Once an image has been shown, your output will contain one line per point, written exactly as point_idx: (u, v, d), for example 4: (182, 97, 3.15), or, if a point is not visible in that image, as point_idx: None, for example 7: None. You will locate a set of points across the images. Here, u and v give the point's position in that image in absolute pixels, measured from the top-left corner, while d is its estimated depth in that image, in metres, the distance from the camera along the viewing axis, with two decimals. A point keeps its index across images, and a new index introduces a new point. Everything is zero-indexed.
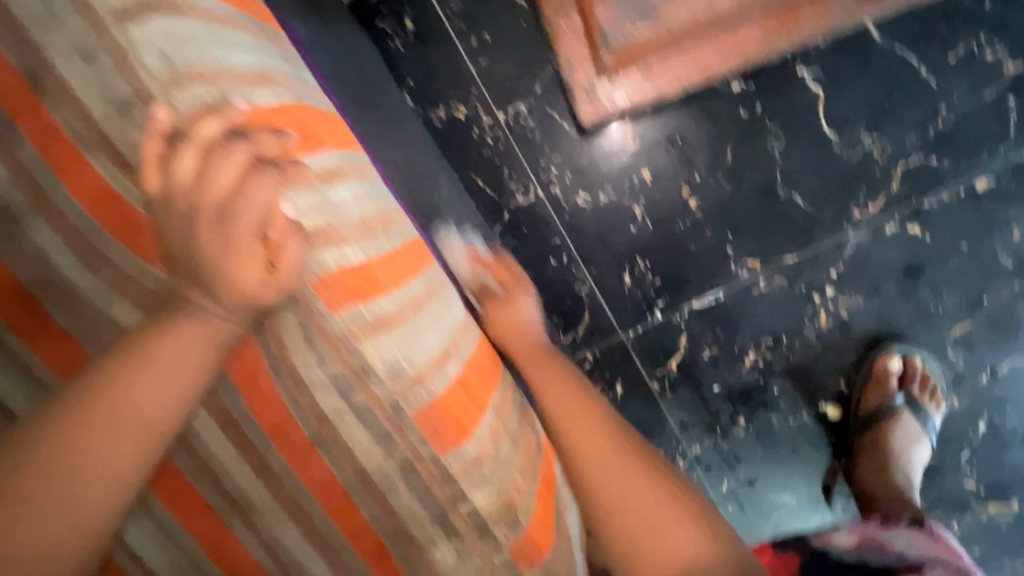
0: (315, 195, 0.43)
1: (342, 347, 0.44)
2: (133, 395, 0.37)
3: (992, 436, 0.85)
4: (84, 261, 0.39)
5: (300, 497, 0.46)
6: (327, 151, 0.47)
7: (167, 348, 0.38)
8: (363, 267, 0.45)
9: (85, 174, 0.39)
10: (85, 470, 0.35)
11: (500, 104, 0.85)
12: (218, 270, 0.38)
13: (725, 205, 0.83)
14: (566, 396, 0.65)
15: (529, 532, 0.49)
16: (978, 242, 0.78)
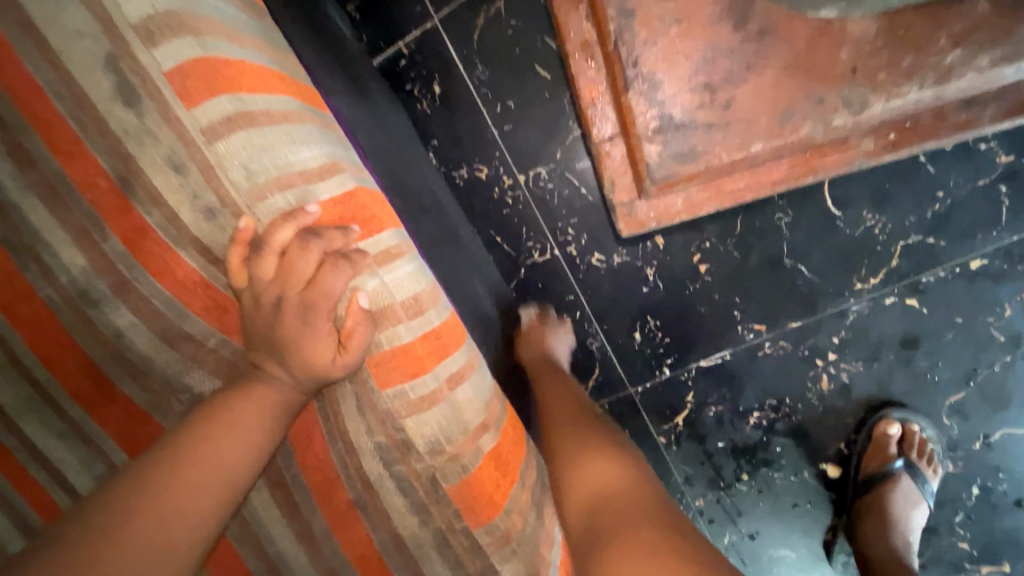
0: (374, 278, 0.47)
1: (387, 421, 0.47)
2: (222, 444, 0.43)
3: (986, 501, 0.88)
4: (164, 340, 0.46)
5: (340, 564, 0.49)
6: (387, 232, 0.49)
7: (248, 407, 0.45)
8: (411, 347, 0.47)
9: (173, 267, 0.45)
10: (175, 518, 0.39)
11: (521, 167, 0.89)
12: (297, 350, 0.45)
13: (734, 272, 0.87)
14: (562, 403, 0.65)
15: None
16: (972, 316, 0.81)
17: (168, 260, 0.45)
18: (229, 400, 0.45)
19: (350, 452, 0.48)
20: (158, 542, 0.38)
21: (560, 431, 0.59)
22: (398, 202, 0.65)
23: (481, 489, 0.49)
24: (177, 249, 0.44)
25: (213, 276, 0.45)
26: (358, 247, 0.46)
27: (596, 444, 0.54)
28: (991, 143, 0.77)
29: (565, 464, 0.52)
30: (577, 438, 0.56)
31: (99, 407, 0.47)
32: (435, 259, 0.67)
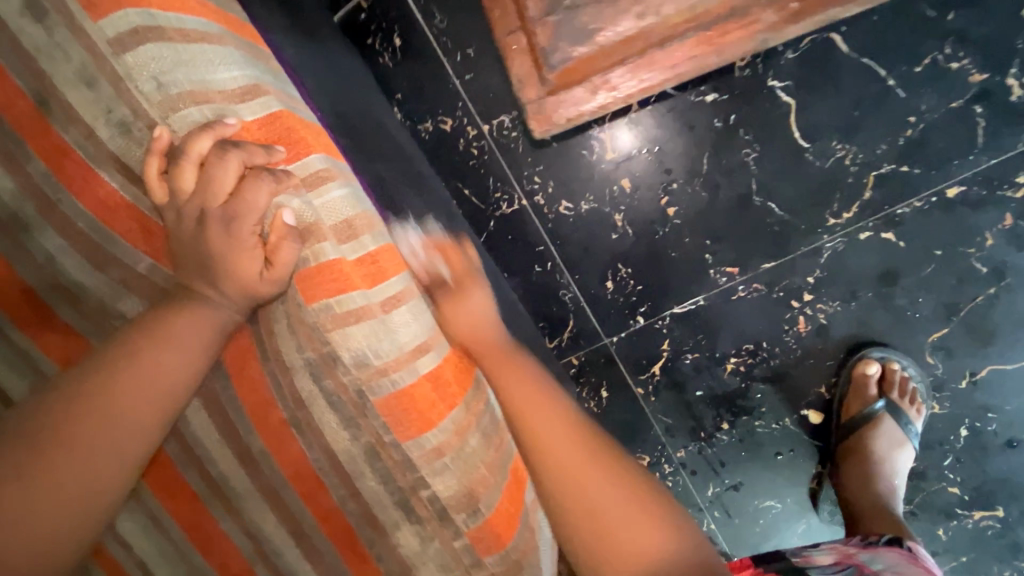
0: (299, 198, 0.48)
1: (314, 334, 0.48)
2: (153, 371, 0.44)
3: (976, 442, 0.85)
4: (91, 261, 0.47)
5: (280, 483, 0.50)
6: (315, 155, 0.49)
7: (182, 331, 0.45)
8: (336, 263, 0.47)
9: (96, 186, 0.46)
10: (109, 434, 0.41)
11: (484, 116, 0.89)
12: (223, 263, 0.47)
13: (703, 213, 0.85)
14: (533, 397, 0.56)
15: (489, 522, 0.50)
16: (951, 248, 0.78)
17: (93, 180, 0.46)
18: (165, 318, 0.46)
19: (281, 369, 0.49)
20: (89, 457, 0.40)
21: (529, 412, 0.55)
22: (346, 139, 0.64)
23: (414, 404, 0.49)
24: (98, 169, 0.46)
25: (137, 198, 0.47)
26: (283, 169, 0.48)
27: (569, 436, 0.54)
28: (961, 62, 0.73)
29: (604, 530, 0.49)
30: (569, 444, 0.53)
31: (37, 326, 0.47)
32: (386, 200, 0.67)
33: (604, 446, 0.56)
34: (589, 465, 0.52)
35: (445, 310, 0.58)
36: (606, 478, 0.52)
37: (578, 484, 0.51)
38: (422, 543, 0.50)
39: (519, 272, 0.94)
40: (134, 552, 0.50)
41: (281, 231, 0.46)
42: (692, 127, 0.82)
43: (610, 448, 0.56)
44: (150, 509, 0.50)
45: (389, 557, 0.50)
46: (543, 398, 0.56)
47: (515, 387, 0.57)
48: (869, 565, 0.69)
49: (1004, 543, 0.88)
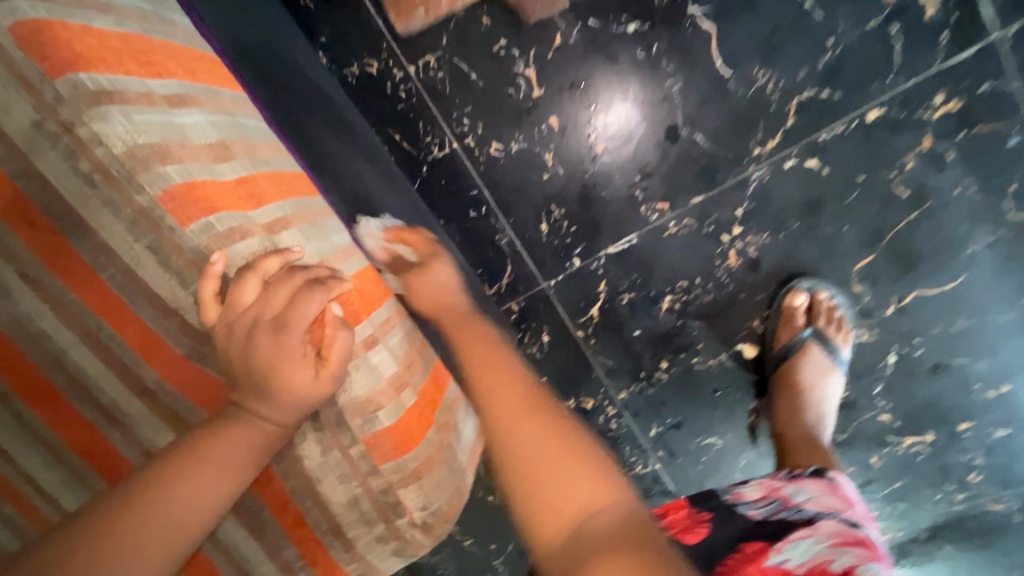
0: (158, 114, 0.44)
1: (197, 261, 0.45)
2: (162, 501, 0.41)
3: (903, 368, 0.86)
4: None
5: (182, 407, 0.49)
6: (174, 79, 0.47)
7: (212, 454, 0.43)
8: (205, 185, 0.45)
9: None
10: (183, 509, 0.42)
11: (410, 58, 0.88)
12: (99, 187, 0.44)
13: (630, 149, 0.85)
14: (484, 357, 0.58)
15: (389, 432, 0.50)
16: (873, 173, 0.79)
17: None
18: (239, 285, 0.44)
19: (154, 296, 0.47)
20: (158, 537, 0.40)
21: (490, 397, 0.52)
22: (255, 76, 0.66)
23: (291, 322, 0.45)
24: None
25: None
26: (143, 83, 0.44)
27: (519, 397, 0.51)
28: None
29: (522, 457, 0.44)
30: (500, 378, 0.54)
31: None
32: (297, 135, 0.68)
33: (541, 402, 0.50)
34: (533, 425, 0.47)
35: (420, 282, 0.71)
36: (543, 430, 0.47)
37: (517, 418, 0.48)
38: (322, 452, 0.51)
39: (454, 217, 0.93)
40: (39, 483, 0.51)
41: (145, 150, 0.43)
42: (616, 61, 0.82)
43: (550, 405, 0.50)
44: (48, 443, 0.50)
45: (288, 467, 0.51)
46: (513, 377, 0.54)
47: (477, 355, 0.59)
48: (794, 498, 0.67)
49: (935, 469, 0.89)
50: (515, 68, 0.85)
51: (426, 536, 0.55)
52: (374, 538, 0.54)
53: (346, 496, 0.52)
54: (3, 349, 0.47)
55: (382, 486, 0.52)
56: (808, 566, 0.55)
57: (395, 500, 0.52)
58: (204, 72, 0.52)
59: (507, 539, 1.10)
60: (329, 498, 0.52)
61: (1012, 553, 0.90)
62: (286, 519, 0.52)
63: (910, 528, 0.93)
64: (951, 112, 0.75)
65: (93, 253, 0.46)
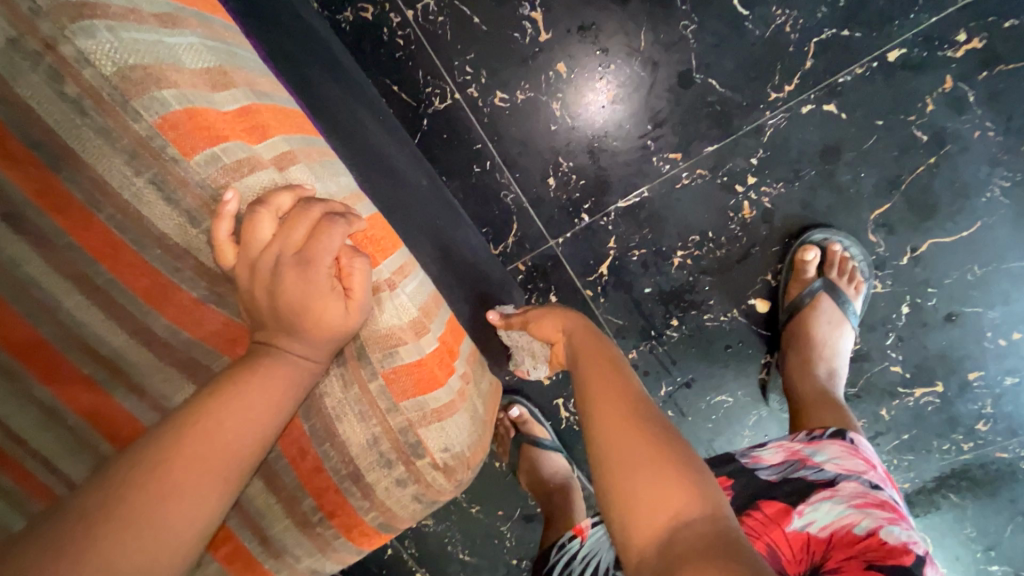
0: (150, 33, 0.39)
1: (205, 196, 0.42)
2: (215, 432, 0.38)
3: (916, 318, 0.85)
4: None
5: (197, 352, 0.48)
6: (165, 0, 0.43)
7: (256, 386, 0.41)
8: (208, 112, 0.41)
9: None
10: (214, 450, 0.37)
11: (408, 1, 0.83)
12: (83, 117, 0.39)
13: (641, 96, 0.81)
14: (606, 388, 0.56)
15: (408, 375, 0.49)
16: (891, 116, 0.77)
17: None
18: (255, 224, 0.42)
19: (156, 237, 0.43)
20: (189, 485, 0.36)
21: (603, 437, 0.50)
22: (246, 14, 0.62)
23: (316, 257, 0.42)
24: None
25: None
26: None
27: (616, 390, 0.55)
28: None
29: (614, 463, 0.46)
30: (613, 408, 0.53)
31: None
32: (296, 79, 0.65)
33: (643, 416, 0.51)
34: (627, 432, 0.49)
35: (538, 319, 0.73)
36: (634, 442, 0.48)
37: (611, 433, 0.49)
38: (343, 385, 0.49)
39: (456, 173, 0.89)
40: (29, 445, 0.45)
41: (138, 73, 0.39)
42: (627, 2, 0.78)
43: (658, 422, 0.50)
44: (41, 400, 0.45)
45: (310, 407, 0.49)
46: (618, 392, 0.55)
47: (596, 372, 0.59)
48: (814, 460, 0.65)
49: (946, 420, 0.89)
50: (520, 10, 0.81)
51: (446, 480, 0.52)
52: (394, 482, 0.51)
53: (365, 435, 0.50)
54: None
55: (402, 425, 0.50)
56: (831, 530, 0.55)
57: (415, 439, 0.50)
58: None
59: (514, 505, 1.09)
60: (346, 438, 0.50)
61: (1016, 499, 0.90)
62: (302, 466, 0.50)
63: (917, 480, 0.92)
64: (973, 50, 0.74)
65: (88, 189, 0.41)
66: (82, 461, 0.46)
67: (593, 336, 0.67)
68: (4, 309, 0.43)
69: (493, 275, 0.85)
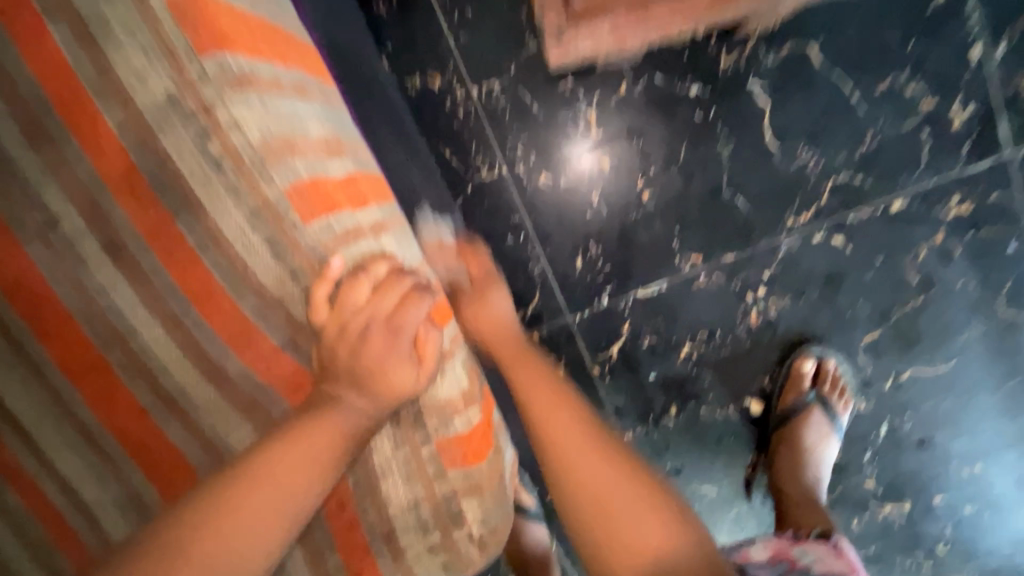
0: (287, 105, 0.43)
1: (312, 257, 0.44)
2: (276, 468, 0.42)
3: (892, 438, 0.92)
4: (29, 137, 0.41)
5: (262, 396, 0.48)
6: (293, 69, 0.46)
7: (320, 432, 0.44)
8: (326, 181, 0.44)
9: (42, 45, 0.39)
10: (271, 483, 0.42)
11: (475, 80, 0.89)
12: (213, 172, 0.41)
13: (673, 199, 0.89)
14: (549, 396, 0.58)
15: (459, 443, 0.50)
16: (890, 256, 0.87)
17: (40, 36, 0.39)
18: (353, 286, 0.45)
19: (254, 285, 0.45)
20: (248, 514, 0.41)
21: (549, 425, 0.54)
22: (339, 75, 0.66)
23: (404, 325, 0.47)
24: (50, 21, 0.39)
25: (80, 62, 0.39)
26: (274, 71, 0.43)
27: (554, 389, 0.59)
28: (916, 86, 0.83)
29: (575, 483, 0.49)
30: (568, 418, 0.55)
31: None
32: (374, 139, 0.68)
33: (582, 410, 0.56)
34: (580, 435, 0.53)
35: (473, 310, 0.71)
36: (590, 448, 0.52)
37: (561, 430, 0.54)
38: (394, 445, 0.50)
39: (491, 239, 0.93)
40: (57, 469, 0.48)
41: (277, 141, 0.42)
42: (674, 117, 0.87)
43: (583, 407, 0.57)
44: (82, 427, 0.47)
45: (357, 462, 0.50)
46: (558, 395, 0.58)
47: (526, 375, 0.62)
48: (800, 561, 0.68)
49: (911, 538, 0.94)
50: (576, 107, 0.88)
51: (478, 553, 0.52)
52: (426, 548, 0.51)
53: (407, 498, 0.50)
54: (64, 320, 0.45)
55: (446, 493, 0.50)
56: None
57: (456, 509, 0.51)
58: (312, 65, 0.51)
59: None
60: (388, 498, 0.50)
61: None
62: (337, 520, 0.50)
63: None
64: (962, 213, 0.85)
65: (200, 235, 0.43)
66: (107, 491, 0.48)
67: (496, 332, 0.69)
68: (75, 338, 0.45)
69: None
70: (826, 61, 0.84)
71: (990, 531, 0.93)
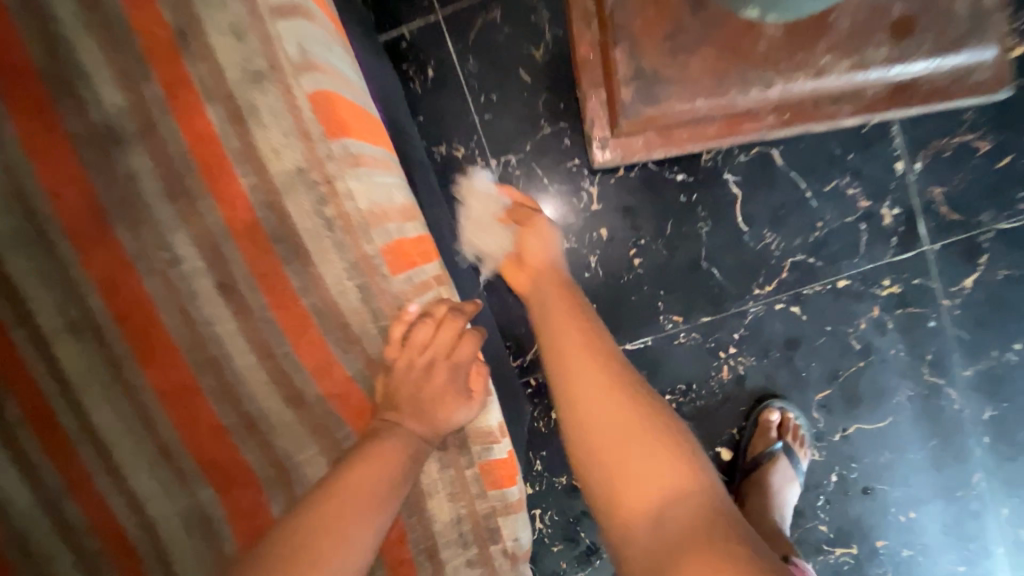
0: (381, 178, 0.53)
1: (393, 303, 0.54)
2: (346, 491, 0.45)
3: (841, 486, 1.05)
4: (171, 190, 0.50)
5: (334, 421, 0.55)
6: (375, 145, 0.54)
7: (375, 457, 0.49)
8: (407, 240, 0.54)
9: (197, 120, 0.49)
10: (345, 501, 0.44)
11: (494, 153, 1.00)
12: (325, 229, 0.51)
13: (660, 267, 1.03)
14: (574, 343, 0.61)
15: (497, 466, 0.59)
16: (838, 326, 1.02)
17: (197, 112, 0.49)
18: (423, 329, 0.54)
19: (342, 323, 0.53)
20: (338, 528, 0.42)
21: (571, 381, 0.58)
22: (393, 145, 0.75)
23: (461, 362, 0.56)
24: (207, 101, 0.49)
25: (228, 135, 0.49)
26: (363, 149, 0.52)
27: (578, 327, 0.64)
28: (855, 189, 0.99)
29: (605, 466, 0.51)
30: (593, 374, 0.57)
31: (89, 248, 0.50)
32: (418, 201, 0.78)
33: (618, 373, 0.57)
34: (602, 388, 0.55)
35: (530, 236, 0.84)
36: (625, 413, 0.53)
37: (584, 400, 0.56)
38: (440, 467, 0.57)
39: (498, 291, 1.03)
40: (131, 482, 0.53)
41: (377, 208, 0.52)
42: (662, 197, 1.02)
43: (613, 359, 0.59)
44: (162, 443, 0.53)
45: None
46: (583, 338, 0.62)
47: (558, 318, 0.66)
48: None
49: None
50: (581, 183, 1.01)
51: (511, 566, 0.58)
52: (465, 562, 0.57)
53: (451, 514, 0.57)
54: (166, 346, 0.52)
55: (485, 510, 0.58)
56: None
57: (495, 525, 0.58)
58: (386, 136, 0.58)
59: None
60: (434, 515, 0.57)
61: None
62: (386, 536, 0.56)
63: None
64: (893, 294, 1.00)
65: (305, 279, 0.52)
66: (177, 503, 0.53)
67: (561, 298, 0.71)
68: (173, 362, 0.52)
69: (514, 385, 0.96)
70: (785, 162, 1.00)
71: (924, 573, 1.06)
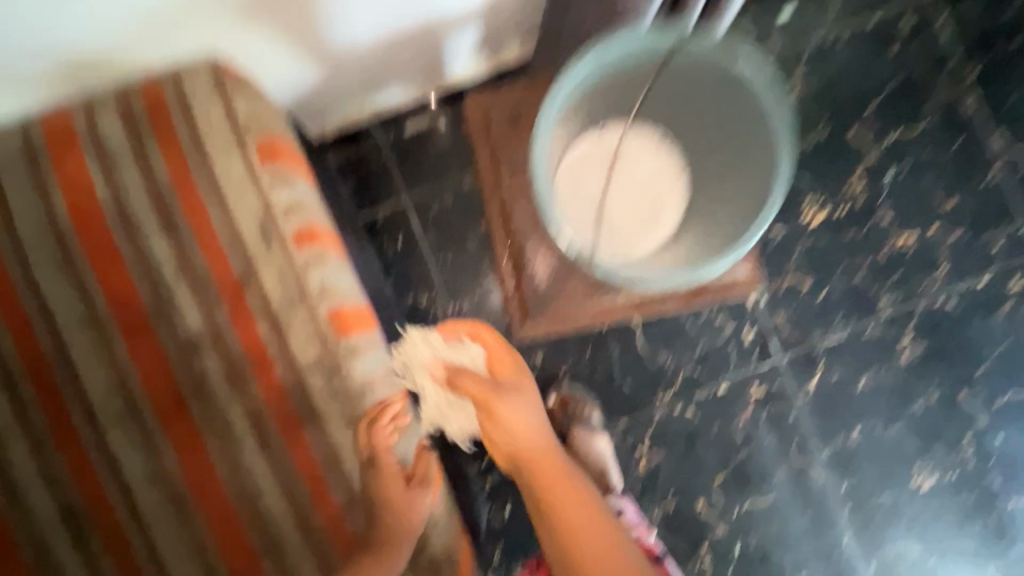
0: (372, 357, 0.78)
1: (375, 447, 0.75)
2: None
3: (744, 556, 1.28)
4: (230, 378, 0.74)
5: (325, 547, 0.74)
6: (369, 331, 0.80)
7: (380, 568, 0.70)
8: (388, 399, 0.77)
9: (250, 332, 0.75)
10: None
11: (449, 299, 1.28)
12: (332, 399, 0.75)
13: (585, 382, 1.29)
14: (580, 507, 0.89)
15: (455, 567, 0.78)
16: (724, 422, 1.30)
17: (250, 327, 0.75)
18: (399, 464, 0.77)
19: (340, 467, 0.75)
20: None
21: (573, 539, 0.86)
22: None
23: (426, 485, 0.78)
24: (258, 319, 0.75)
25: (270, 341, 0.75)
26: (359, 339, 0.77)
27: (581, 494, 0.90)
28: (720, 317, 1.31)
29: None
30: (596, 540, 0.85)
31: (170, 421, 0.73)
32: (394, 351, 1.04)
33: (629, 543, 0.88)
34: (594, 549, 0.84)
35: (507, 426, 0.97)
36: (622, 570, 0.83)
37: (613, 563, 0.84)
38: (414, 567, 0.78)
39: None
40: None
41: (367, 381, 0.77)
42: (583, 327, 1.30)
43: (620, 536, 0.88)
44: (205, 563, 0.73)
45: None
46: (582, 499, 0.90)
47: (568, 489, 0.90)
48: None
49: None
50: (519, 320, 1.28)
51: None
52: None
53: None
54: (216, 489, 0.73)
55: None
56: None
57: None
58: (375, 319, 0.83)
59: None
60: None
61: None
62: None
63: None
64: (760, 394, 1.31)
65: (317, 434, 0.75)
66: None
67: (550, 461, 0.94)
68: (220, 500, 0.73)
69: (472, 489, 1.18)
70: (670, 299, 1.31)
71: None
